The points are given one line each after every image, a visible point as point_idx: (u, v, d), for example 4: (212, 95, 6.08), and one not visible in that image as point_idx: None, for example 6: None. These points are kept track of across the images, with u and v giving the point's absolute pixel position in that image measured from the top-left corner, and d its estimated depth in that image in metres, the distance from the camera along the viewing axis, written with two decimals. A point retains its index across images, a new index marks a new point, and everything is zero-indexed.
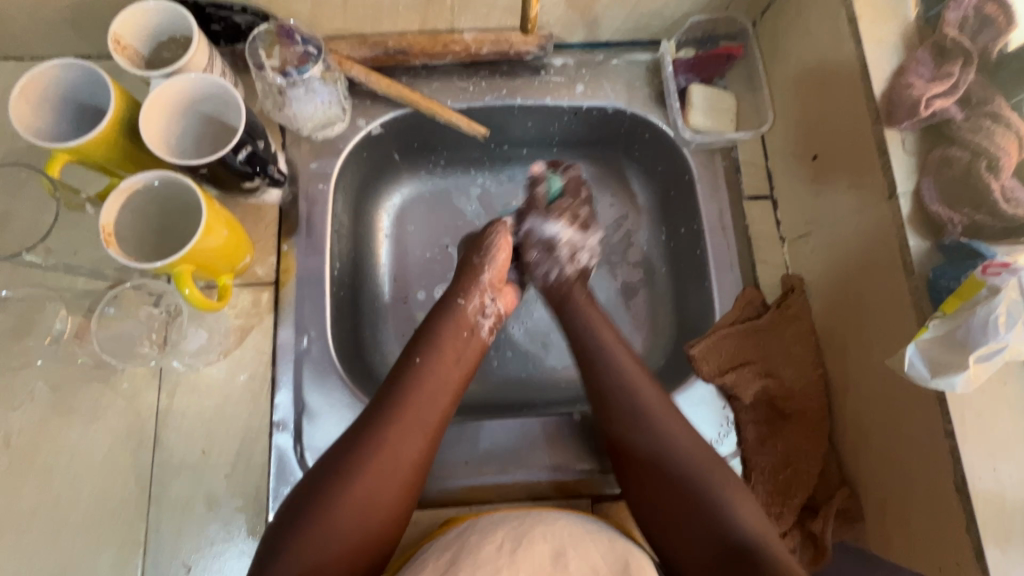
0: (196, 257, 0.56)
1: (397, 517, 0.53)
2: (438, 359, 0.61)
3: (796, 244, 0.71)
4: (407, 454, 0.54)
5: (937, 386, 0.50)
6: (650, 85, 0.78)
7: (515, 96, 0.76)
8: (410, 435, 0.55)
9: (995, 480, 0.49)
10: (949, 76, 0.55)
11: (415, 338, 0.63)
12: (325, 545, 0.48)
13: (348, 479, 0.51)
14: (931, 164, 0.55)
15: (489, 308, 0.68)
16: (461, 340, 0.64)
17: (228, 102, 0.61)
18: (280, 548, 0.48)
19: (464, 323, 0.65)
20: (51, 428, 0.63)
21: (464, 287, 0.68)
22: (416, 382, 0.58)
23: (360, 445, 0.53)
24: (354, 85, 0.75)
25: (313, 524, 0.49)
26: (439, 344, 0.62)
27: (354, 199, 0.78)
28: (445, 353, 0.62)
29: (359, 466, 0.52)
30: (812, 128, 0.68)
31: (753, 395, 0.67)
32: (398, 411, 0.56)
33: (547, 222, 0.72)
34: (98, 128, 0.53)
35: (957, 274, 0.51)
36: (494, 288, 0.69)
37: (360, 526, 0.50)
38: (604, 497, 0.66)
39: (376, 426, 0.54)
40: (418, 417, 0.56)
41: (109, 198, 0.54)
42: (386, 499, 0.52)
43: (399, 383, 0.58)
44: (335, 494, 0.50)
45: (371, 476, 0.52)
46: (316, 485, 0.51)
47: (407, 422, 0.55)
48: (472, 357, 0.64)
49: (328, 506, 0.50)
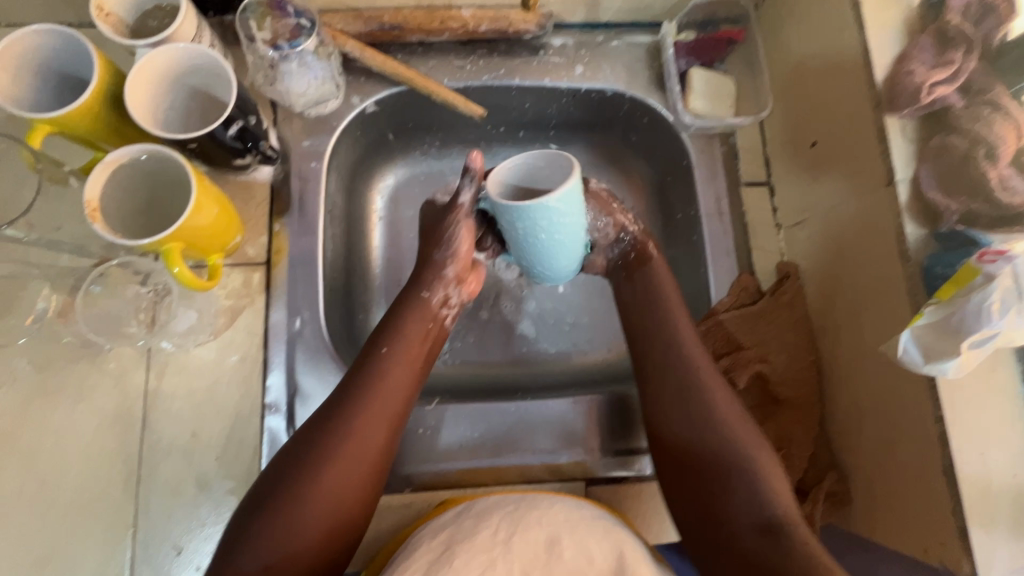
0: (185, 234, 0.55)
1: (367, 504, 0.53)
2: (403, 349, 0.59)
3: (791, 231, 0.72)
4: (373, 443, 0.54)
5: (928, 371, 0.50)
6: (650, 67, 0.77)
7: (513, 76, 0.75)
8: (375, 422, 0.54)
9: (980, 463, 0.50)
10: (951, 63, 0.55)
11: (379, 327, 0.61)
12: (293, 534, 0.48)
13: (315, 468, 0.51)
14: (930, 152, 0.55)
15: (454, 298, 0.65)
16: (427, 330, 0.62)
17: (218, 74, 0.59)
18: (246, 536, 0.48)
19: (429, 314, 0.63)
20: (35, 409, 0.62)
21: (427, 277, 0.64)
22: (381, 371, 0.57)
23: (325, 435, 0.52)
24: (349, 61, 0.73)
25: (279, 512, 0.49)
26: (403, 333, 0.60)
27: (347, 179, 0.76)
28: (411, 340, 0.60)
29: (324, 455, 0.51)
30: (811, 113, 0.68)
31: (747, 379, 0.67)
32: (362, 401, 0.55)
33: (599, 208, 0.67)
34: (82, 97, 0.51)
35: (952, 261, 0.51)
36: (458, 272, 0.65)
37: (326, 514, 0.50)
38: (599, 480, 0.67)
39: (342, 414, 0.54)
40: (383, 405, 0.55)
41: (93, 172, 0.52)
42: (354, 487, 0.52)
43: (362, 372, 0.57)
44: (303, 483, 0.50)
45: (337, 464, 0.51)
46: (283, 473, 0.51)
47: (372, 410, 0.55)
48: (436, 346, 0.64)
49: (296, 496, 0.49)
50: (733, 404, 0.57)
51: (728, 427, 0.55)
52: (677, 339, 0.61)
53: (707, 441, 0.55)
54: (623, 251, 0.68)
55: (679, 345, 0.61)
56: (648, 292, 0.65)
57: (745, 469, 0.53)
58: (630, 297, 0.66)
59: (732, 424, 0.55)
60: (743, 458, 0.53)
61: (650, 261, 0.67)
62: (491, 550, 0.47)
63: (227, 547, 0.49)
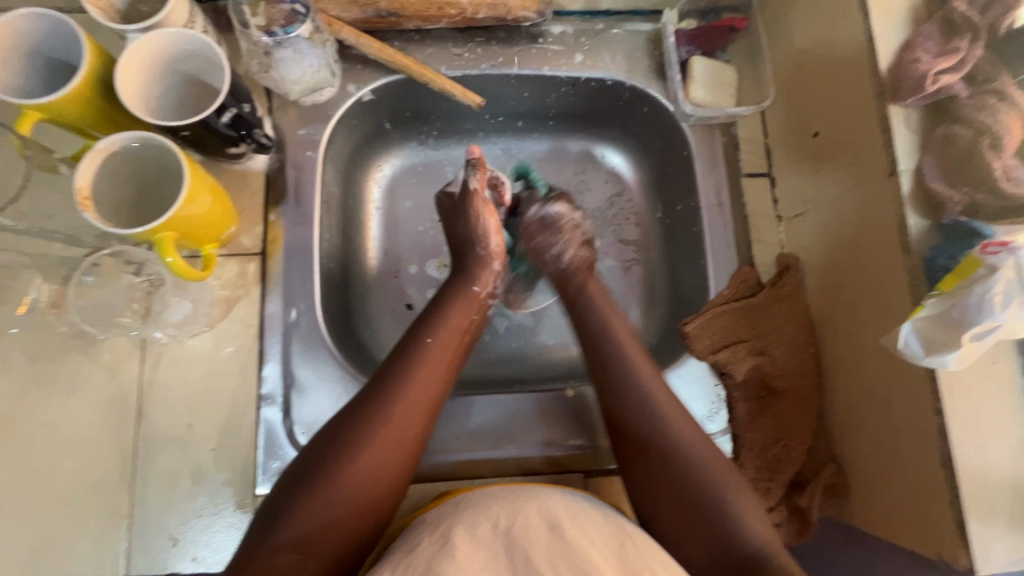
0: (178, 223, 0.54)
1: (399, 489, 0.53)
2: (446, 338, 0.60)
3: (792, 223, 0.71)
4: (414, 428, 0.54)
5: (929, 364, 0.50)
6: (651, 56, 0.76)
7: (512, 64, 0.74)
8: (417, 408, 0.55)
9: (981, 456, 0.50)
10: (957, 51, 0.54)
11: (423, 315, 0.62)
12: (331, 510, 0.49)
13: (355, 450, 0.51)
14: (934, 142, 0.54)
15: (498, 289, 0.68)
16: (466, 322, 0.63)
17: (211, 61, 0.58)
18: (282, 512, 0.48)
19: (472, 304, 0.64)
20: (29, 399, 0.61)
21: (475, 269, 0.66)
22: (424, 359, 0.58)
23: (366, 417, 0.53)
24: (345, 48, 0.72)
25: (320, 488, 0.49)
26: (443, 322, 0.61)
27: (344, 168, 0.75)
28: (452, 331, 0.61)
29: (367, 436, 0.52)
30: (813, 103, 0.67)
31: (745, 372, 0.67)
32: (406, 386, 0.55)
33: (548, 207, 0.69)
34: (71, 84, 0.49)
35: (954, 253, 0.51)
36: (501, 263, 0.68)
37: (361, 495, 0.50)
38: (596, 471, 0.66)
39: (385, 398, 0.54)
40: (425, 391, 0.56)
41: (84, 159, 0.51)
42: (391, 472, 0.52)
43: (405, 358, 0.57)
44: (342, 463, 0.50)
45: (377, 447, 0.52)
46: (322, 452, 0.51)
47: (415, 396, 0.55)
48: (472, 337, 0.64)
49: (334, 476, 0.50)
50: (703, 440, 0.56)
51: (701, 461, 0.55)
52: (639, 375, 0.60)
53: (683, 476, 0.54)
54: (559, 276, 0.68)
55: (642, 386, 0.59)
56: (590, 322, 0.65)
57: (722, 504, 0.52)
58: (584, 312, 0.66)
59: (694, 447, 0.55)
60: (721, 492, 0.53)
61: (585, 287, 0.67)
62: (493, 542, 0.46)
63: (259, 520, 0.49)
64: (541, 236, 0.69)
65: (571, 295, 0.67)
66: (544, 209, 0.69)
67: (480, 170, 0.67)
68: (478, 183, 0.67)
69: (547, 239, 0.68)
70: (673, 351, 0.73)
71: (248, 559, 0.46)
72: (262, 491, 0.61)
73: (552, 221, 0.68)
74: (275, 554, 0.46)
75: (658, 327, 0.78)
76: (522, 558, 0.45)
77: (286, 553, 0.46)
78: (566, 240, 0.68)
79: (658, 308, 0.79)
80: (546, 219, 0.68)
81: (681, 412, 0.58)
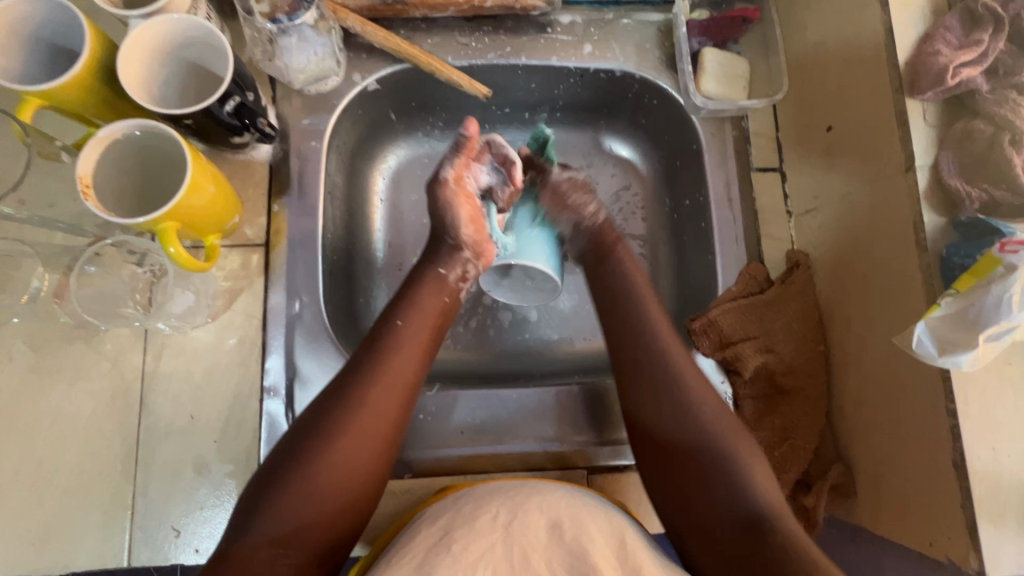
0: (181, 213, 0.53)
1: (378, 479, 0.53)
2: (417, 323, 0.59)
3: (803, 219, 0.70)
4: (387, 414, 0.53)
5: (943, 364, 0.49)
6: (661, 47, 0.74)
7: (520, 54, 0.72)
8: (389, 392, 0.54)
9: (992, 458, 0.49)
10: (978, 44, 0.53)
11: (396, 300, 0.61)
12: (308, 503, 0.48)
13: (329, 441, 0.51)
14: (952, 137, 0.53)
15: (472, 275, 0.65)
16: (441, 307, 0.62)
17: (215, 48, 0.57)
18: (260, 507, 0.48)
19: (445, 288, 0.63)
20: (31, 389, 0.61)
21: (445, 255, 0.64)
22: (396, 344, 0.57)
23: (338, 406, 0.52)
24: (350, 37, 0.70)
25: (296, 481, 0.49)
26: (417, 307, 0.60)
27: (348, 159, 0.74)
28: (424, 316, 0.60)
29: (340, 425, 0.51)
30: (827, 97, 0.65)
31: (753, 368, 0.66)
32: (377, 372, 0.55)
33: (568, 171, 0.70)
34: (72, 71, 0.49)
35: (971, 252, 0.50)
36: (474, 251, 0.65)
37: (338, 486, 0.50)
38: (600, 468, 0.66)
39: (357, 385, 0.53)
40: (397, 375, 0.55)
41: (86, 147, 0.50)
42: (366, 462, 0.52)
43: (376, 345, 0.57)
44: (316, 455, 0.50)
45: (349, 437, 0.51)
46: (297, 443, 0.51)
47: (387, 381, 0.54)
48: (447, 320, 0.63)
49: (308, 470, 0.49)
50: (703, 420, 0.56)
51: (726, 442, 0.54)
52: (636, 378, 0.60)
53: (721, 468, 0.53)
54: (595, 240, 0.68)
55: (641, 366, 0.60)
56: (613, 277, 0.66)
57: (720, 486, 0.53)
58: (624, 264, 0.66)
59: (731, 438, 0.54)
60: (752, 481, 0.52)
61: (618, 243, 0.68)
62: (493, 536, 0.46)
63: (240, 514, 0.49)
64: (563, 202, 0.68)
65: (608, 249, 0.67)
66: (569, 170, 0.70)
67: (463, 154, 0.64)
68: (452, 173, 0.64)
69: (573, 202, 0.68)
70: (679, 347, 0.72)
71: (228, 554, 0.46)
72: None
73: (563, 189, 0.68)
74: (255, 550, 0.46)
75: None
76: (522, 552, 0.45)
77: (266, 547, 0.46)
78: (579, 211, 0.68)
79: (665, 304, 0.79)
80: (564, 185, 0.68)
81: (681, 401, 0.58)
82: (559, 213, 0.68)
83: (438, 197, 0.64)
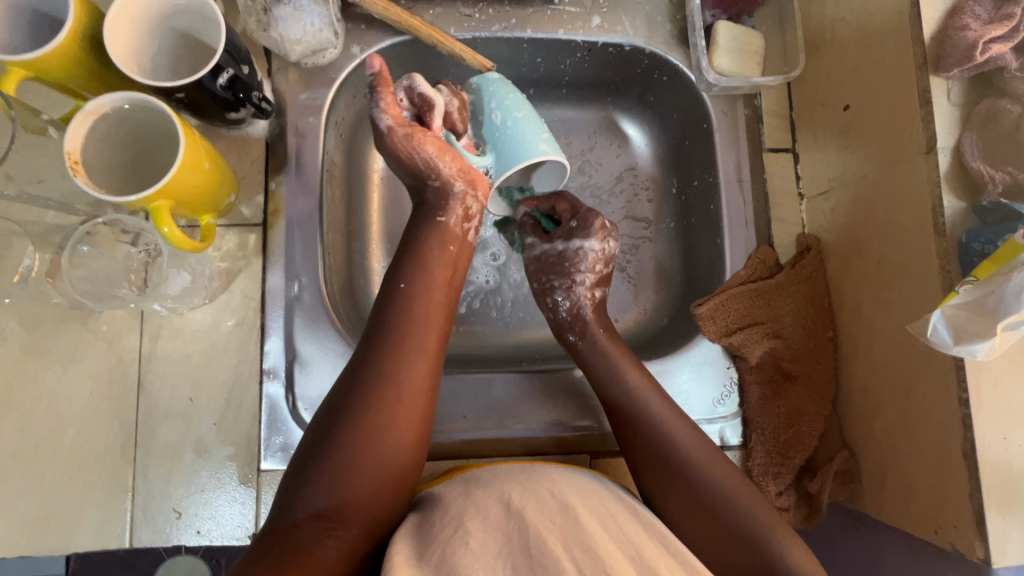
0: (174, 191, 0.51)
1: (415, 449, 0.51)
2: (427, 282, 0.57)
3: (815, 201, 0.68)
4: (411, 380, 0.52)
5: (957, 353, 0.48)
6: (673, 20, 0.71)
7: (526, 27, 0.69)
8: (409, 359, 0.52)
9: (1003, 448, 0.48)
10: (1009, 18, 0.51)
11: (397, 260, 0.58)
12: (344, 479, 0.48)
13: (355, 416, 0.49)
14: (977, 119, 0.51)
15: (474, 209, 0.62)
16: (451, 257, 0.59)
17: (206, 17, 0.55)
18: (300, 486, 0.48)
19: (450, 236, 0.60)
20: (27, 370, 0.60)
21: (439, 201, 0.60)
22: (406, 307, 0.55)
23: (359, 378, 0.51)
24: (349, 6, 0.67)
25: (329, 459, 0.48)
26: (427, 269, 0.57)
27: (347, 135, 0.71)
28: (433, 275, 0.57)
29: (364, 399, 0.50)
30: (845, 73, 0.63)
31: (759, 355, 0.65)
32: (395, 341, 0.53)
33: (570, 241, 0.67)
34: (56, 40, 0.46)
35: (992, 238, 0.48)
36: (465, 181, 0.61)
37: (374, 463, 0.48)
38: (603, 452, 0.66)
39: (374, 357, 0.52)
40: (416, 342, 0.53)
41: (74, 121, 0.49)
42: (400, 432, 0.50)
43: (388, 311, 0.55)
44: (348, 433, 0.49)
45: (379, 410, 0.50)
46: (328, 422, 0.50)
47: (405, 349, 0.53)
48: (462, 269, 0.61)
49: (339, 446, 0.48)
50: (699, 447, 0.57)
51: (676, 441, 0.57)
52: (647, 415, 0.59)
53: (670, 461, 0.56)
54: (555, 324, 0.68)
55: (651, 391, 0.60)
56: (603, 375, 0.62)
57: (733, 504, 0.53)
58: (585, 358, 0.64)
59: (675, 435, 0.58)
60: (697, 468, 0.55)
61: (586, 337, 0.65)
62: (506, 527, 0.45)
63: (281, 494, 0.48)
64: (547, 276, 0.68)
65: (574, 347, 0.65)
66: (549, 247, 0.68)
67: (385, 92, 0.57)
68: (390, 117, 0.58)
69: (547, 280, 0.68)
70: (684, 332, 0.71)
71: (274, 532, 0.46)
72: (265, 465, 0.60)
73: (558, 260, 0.68)
74: (299, 524, 0.46)
75: (670, 307, 0.76)
76: (536, 537, 0.44)
77: (309, 523, 0.46)
78: (572, 279, 0.67)
79: (671, 287, 0.77)
80: (561, 258, 0.68)
81: (679, 422, 0.59)
82: (541, 282, 0.69)
83: (394, 148, 0.59)
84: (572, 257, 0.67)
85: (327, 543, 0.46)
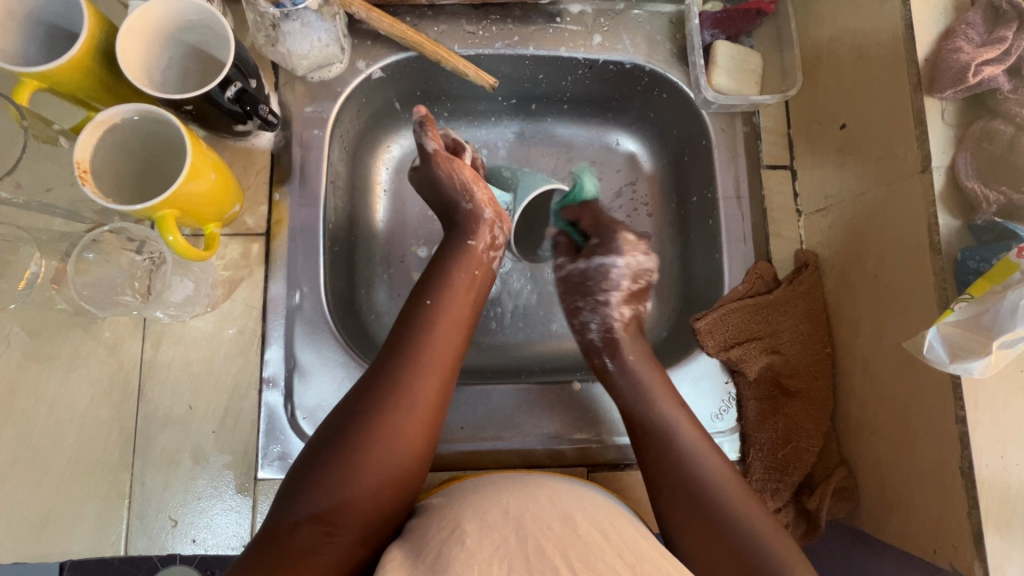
0: (181, 200, 0.52)
1: (421, 459, 0.51)
2: (451, 298, 0.58)
3: (813, 218, 0.69)
4: (427, 391, 0.52)
5: (953, 370, 0.48)
6: (673, 39, 0.72)
7: (528, 44, 0.71)
8: (427, 370, 0.53)
9: (1002, 467, 0.48)
10: (1001, 41, 0.52)
11: (425, 277, 0.60)
12: (349, 483, 0.47)
13: (367, 421, 0.50)
14: (971, 139, 0.52)
15: (500, 239, 0.64)
16: (474, 278, 0.60)
17: (216, 32, 0.56)
18: (303, 486, 0.47)
19: (478, 261, 0.61)
20: (28, 376, 0.60)
21: (468, 224, 0.63)
22: (429, 320, 0.56)
23: (375, 385, 0.51)
24: (355, 22, 0.69)
25: (337, 462, 0.48)
26: (450, 283, 0.59)
27: (352, 147, 0.72)
28: (457, 290, 0.58)
29: (379, 406, 0.50)
30: (842, 92, 0.64)
31: (758, 370, 0.65)
32: (414, 350, 0.53)
33: (604, 256, 0.69)
34: (69, 53, 0.47)
35: (987, 256, 0.49)
36: (494, 212, 0.64)
37: (380, 470, 0.49)
38: (601, 465, 0.65)
39: (392, 365, 0.52)
40: (436, 354, 0.54)
41: (84, 131, 0.50)
42: (410, 441, 0.50)
43: (411, 323, 0.55)
44: (358, 438, 0.49)
45: (393, 417, 0.50)
46: (340, 426, 0.50)
47: (426, 359, 0.53)
48: (484, 292, 0.61)
49: (348, 450, 0.49)
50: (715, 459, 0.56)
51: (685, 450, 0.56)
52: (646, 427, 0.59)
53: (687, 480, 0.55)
54: (587, 346, 0.68)
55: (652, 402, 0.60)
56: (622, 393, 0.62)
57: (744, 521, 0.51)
58: (617, 384, 0.63)
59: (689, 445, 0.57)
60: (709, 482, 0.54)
61: (617, 358, 0.65)
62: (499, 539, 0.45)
63: (283, 494, 0.48)
64: (573, 294, 0.70)
65: (603, 369, 0.65)
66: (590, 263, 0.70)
67: (432, 127, 0.64)
68: (435, 144, 0.63)
69: (575, 296, 0.70)
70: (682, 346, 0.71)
71: (272, 534, 0.46)
72: (262, 474, 0.60)
73: (588, 278, 0.70)
74: (298, 526, 0.46)
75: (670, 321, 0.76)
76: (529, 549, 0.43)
77: (308, 524, 0.46)
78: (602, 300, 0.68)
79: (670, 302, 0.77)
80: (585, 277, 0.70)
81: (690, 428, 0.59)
82: (580, 301, 0.70)
83: (434, 172, 0.63)
84: (595, 274, 0.69)
85: (322, 548, 0.46)
